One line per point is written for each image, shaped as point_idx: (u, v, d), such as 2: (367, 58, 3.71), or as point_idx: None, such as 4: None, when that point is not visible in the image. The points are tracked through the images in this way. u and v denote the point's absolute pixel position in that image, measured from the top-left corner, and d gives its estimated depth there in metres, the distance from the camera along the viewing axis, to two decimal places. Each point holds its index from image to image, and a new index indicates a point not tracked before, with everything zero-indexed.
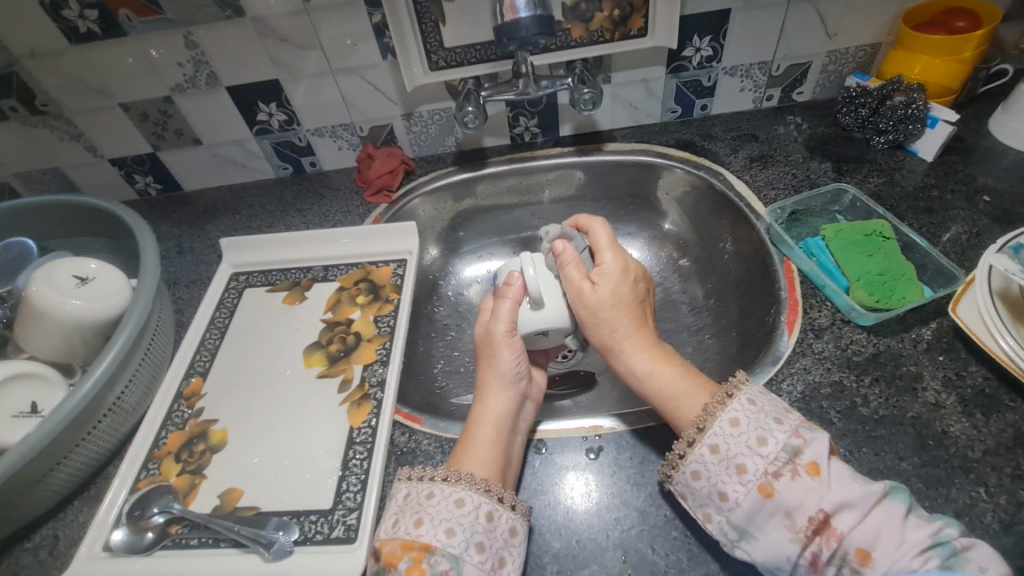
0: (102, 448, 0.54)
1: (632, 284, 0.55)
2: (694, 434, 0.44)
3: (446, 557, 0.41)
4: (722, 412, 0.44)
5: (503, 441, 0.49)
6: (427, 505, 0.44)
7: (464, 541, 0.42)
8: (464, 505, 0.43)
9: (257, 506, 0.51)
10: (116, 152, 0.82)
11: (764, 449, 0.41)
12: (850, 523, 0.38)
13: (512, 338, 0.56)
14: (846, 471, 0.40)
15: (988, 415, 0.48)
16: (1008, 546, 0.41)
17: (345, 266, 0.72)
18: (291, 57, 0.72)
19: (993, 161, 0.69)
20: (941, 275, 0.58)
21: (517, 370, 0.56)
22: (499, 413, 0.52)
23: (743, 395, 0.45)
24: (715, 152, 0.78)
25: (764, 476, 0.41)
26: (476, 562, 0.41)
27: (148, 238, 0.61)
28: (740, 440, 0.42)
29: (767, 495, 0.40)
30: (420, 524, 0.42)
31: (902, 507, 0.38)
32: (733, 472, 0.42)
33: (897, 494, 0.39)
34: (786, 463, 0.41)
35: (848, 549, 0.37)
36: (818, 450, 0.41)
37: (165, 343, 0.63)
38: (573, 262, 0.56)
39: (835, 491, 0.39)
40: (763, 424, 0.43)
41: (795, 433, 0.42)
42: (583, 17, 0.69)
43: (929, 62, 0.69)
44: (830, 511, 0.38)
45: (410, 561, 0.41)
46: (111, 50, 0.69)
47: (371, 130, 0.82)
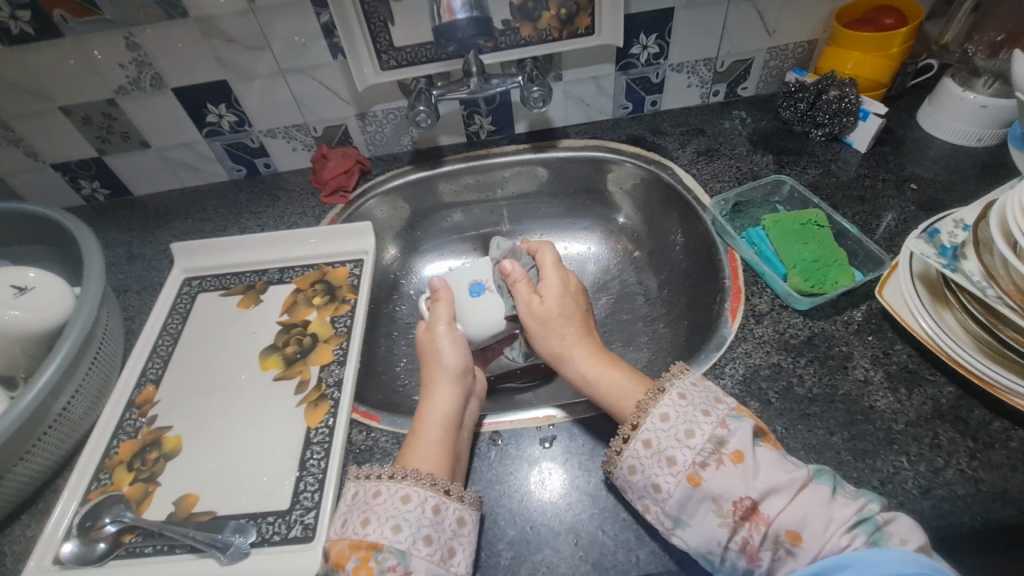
0: (49, 460, 0.53)
1: (574, 297, 0.58)
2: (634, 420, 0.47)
3: (393, 553, 0.41)
4: (653, 410, 0.46)
5: (452, 437, 0.50)
6: (374, 503, 0.44)
7: (411, 536, 0.42)
8: (411, 501, 0.44)
9: (213, 510, 0.51)
10: (59, 157, 0.79)
11: (692, 440, 0.44)
12: (777, 508, 0.40)
13: (455, 332, 0.58)
14: (772, 457, 0.42)
15: (910, 389, 0.52)
16: (925, 509, 0.45)
17: (302, 268, 0.72)
18: (238, 58, 0.71)
19: (921, 152, 0.74)
20: (870, 260, 0.62)
21: (463, 367, 0.56)
22: (445, 408, 0.52)
23: (673, 390, 0.47)
24: (665, 147, 0.80)
25: (692, 467, 0.43)
26: (425, 555, 0.42)
27: (92, 245, 0.60)
28: (670, 434, 0.45)
29: (695, 485, 0.42)
30: (366, 524, 0.43)
31: (827, 490, 0.41)
32: (664, 465, 0.44)
33: (820, 477, 0.42)
34: (712, 454, 0.43)
35: (779, 533, 0.40)
36: (741, 438, 0.43)
37: (115, 351, 0.62)
38: (521, 280, 0.59)
39: (761, 477, 0.41)
40: (693, 418, 0.45)
41: (720, 424, 0.44)
42: (532, 16, 0.70)
43: (861, 58, 0.73)
44: (757, 498, 0.40)
45: (357, 561, 0.41)
46: (47, 51, 0.67)
47: (325, 131, 0.81)
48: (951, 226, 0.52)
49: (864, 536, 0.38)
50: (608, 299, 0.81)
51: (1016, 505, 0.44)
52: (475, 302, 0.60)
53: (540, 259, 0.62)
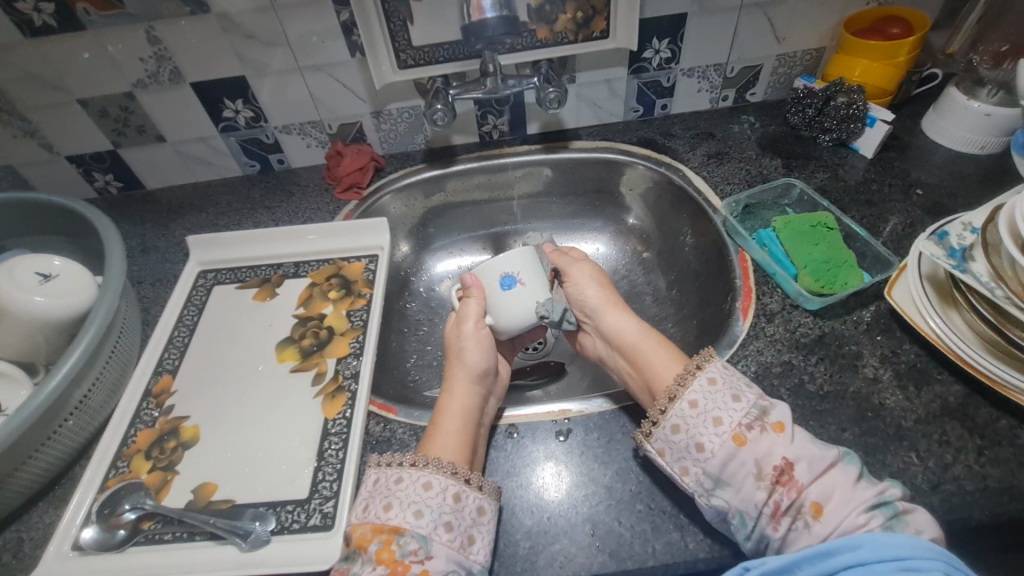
0: (67, 448, 0.53)
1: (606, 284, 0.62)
2: (665, 403, 0.47)
3: (415, 537, 0.43)
4: (699, 375, 0.47)
5: (472, 428, 0.51)
6: (396, 489, 0.45)
7: (432, 522, 0.44)
8: (432, 488, 0.45)
9: (232, 499, 0.51)
10: (74, 149, 0.80)
11: (738, 404, 0.45)
12: (808, 476, 0.42)
13: (480, 331, 0.59)
14: (807, 435, 0.44)
15: (919, 387, 0.53)
16: (935, 503, 0.46)
17: (317, 262, 0.73)
18: (257, 54, 0.72)
19: (926, 158, 0.75)
20: (878, 261, 0.64)
21: (487, 364, 0.58)
22: (466, 402, 0.54)
23: (709, 370, 0.48)
24: (675, 149, 0.82)
25: (738, 427, 0.44)
26: (446, 541, 0.43)
27: (113, 235, 0.60)
28: (718, 396, 0.46)
29: (740, 445, 0.44)
30: (388, 509, 0.44)
31: (854, 470, 0.42)
32: (710, 425, 0.45)
33: (849, 458, 0.43)
34: (757, 419, 0.44)
35: (805, 503, 0.41)
36: (782, 413, 0.45)
37: (132, 341, 0.62)
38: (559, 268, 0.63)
39: (799, 446, 0.43)
40: (737, 385, 0.47)
41: (763, 396, 0.46)
42: (548, 18, 0.71)
43: (868, 66, 0.75)
44: (792, 462, 0.42)
45: (380, 544, 0.43)
46: (68, 44, 0.68)
47: (340, 128, 0.82)
48: (960, 229, 0.53)
49: (882, 516, 0.39)
50: None
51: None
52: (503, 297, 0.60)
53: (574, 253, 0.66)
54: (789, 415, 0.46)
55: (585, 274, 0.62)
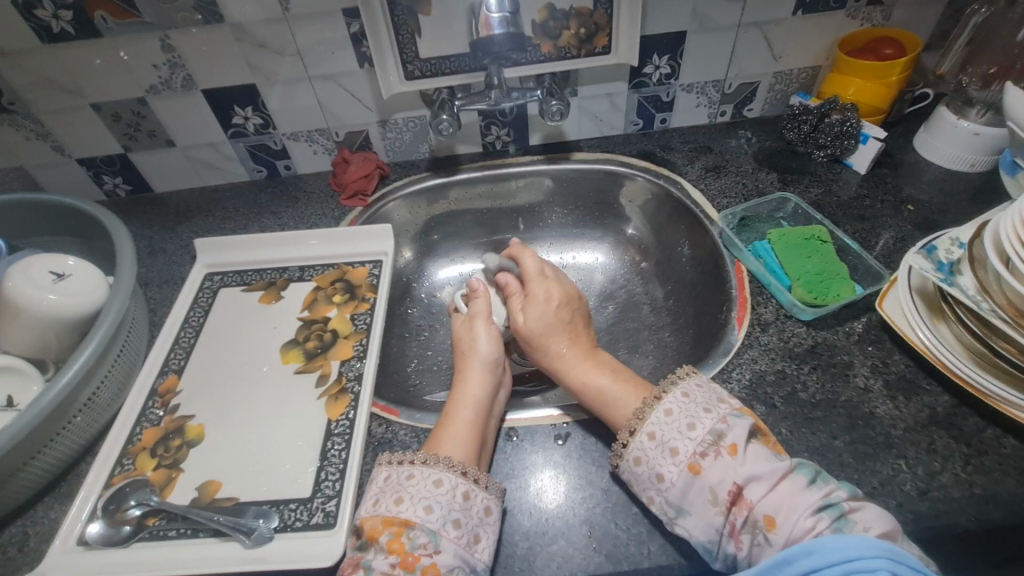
0: (73, 445, 0.54)
1: (555, 308, 0.63)
2: (632, 426, 0.50)
3: (425, 531, 0.44)
4: (658, 405, 0.50)
5: (480, 417, 0.54)
6: (407, 484, 0.47)
7: (441, 517, 0.45)
8: (442, 485, 0.47)
9: (236, 497, 0.52)
10: (85, 152, 0.81)
11: (693, 432, 0.47)
12: (759, 494, 0.43)
13: (490, 325, 0.64)
14: (763, 451, 0.45)
15: (909, 397, 0.54)
16: (922, 510, 0.47)
17: (321, 266, 0.74)
18: (267, 62, 0.74)
19: (918, 175, 0.77)
20: (870, 274, 0.65)
21: (496, 357, 0.61)
22: (476, 391, 0.57)
23: (678, 389, 0.50)
24: (673, 162, 0.84)
25: (693, 457, 0.46)
26: (453, 537, 0.44)
27: (124, 237, 0.62)
28: (673, 426, 0.48)
29: (695, 473, 0.45)
30: (400, 502, 0.46)
31: (804, 480, 0.43)
32: (666, 456, 0.47)
33: (801, 469, 0.44)
34: (711, 445, 0.46)
35: (758, 517, 0.43)
36: (738, 433, 0.46)
37: (139, 341, 0.64)
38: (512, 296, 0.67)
39: (748, 467, 0.44)
40: (693, 412, 0.48)
41: (721, 419, 0.47)
42: (552, 34, 0.74)
43: (862, 85, 0.77)
44: (742, 484, 0.44)
45: (390, 535, 0.44)
46: (84, 50, 0.69)
47: (346, 136, 0.84)
48: (948, 243, 0.55)
49: (828, 520, 0.41)
50: (614, 307, 0.83)
51: (1007, 508, 0.47)
52: (500, 298, 0.68)
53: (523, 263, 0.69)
54: (747, 432, 0.46)
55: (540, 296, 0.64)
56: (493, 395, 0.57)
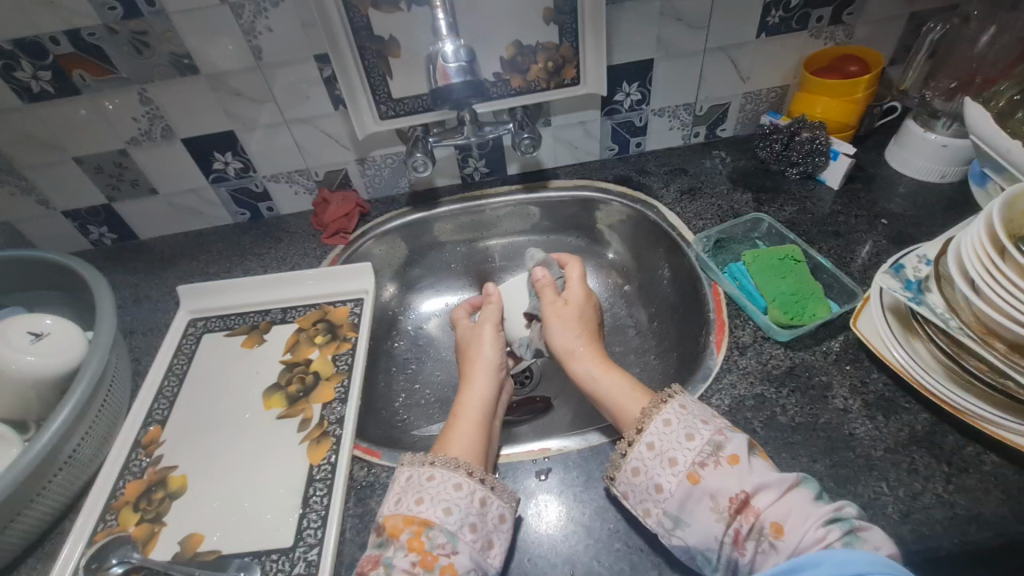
0: (55, 504, 0.54)
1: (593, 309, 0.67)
2: (633, 435, 0.50)
3: (443, 532, 0.46)
4: (659, 413, 0.50)
5: (484, 425, 0.57)
6: (428, 485, 0.49)
7: (459, 520, 0.47)
8: (461, 489, 0.49)
9: (218, 550, 0.52)
10: (70, 204, 0.83)
11: (692, 443, 0.47)
12: (766, 503, 0.43)
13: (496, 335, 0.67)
14: (764, 465, 0.46)
15: (888, 417, 0.54)
16: (905, 533, 0.47)
17: (304, 307, 0.75)
18: (243, 110, 0.75)
19: (891, 188, 0.78)
20: (845, 292, 0.65)
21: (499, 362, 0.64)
22: (482, 402, 0.60)
23: (659, 414, 0.50)
24: (650, 185, 0.85)
25: (692, 466, 0.46)
26: (469, 541, 0.46)
27: (104, 290, 0.62)
28: (672, 437, 0.48)
29: (695, 482, 0.46)
30: (421, 502, 0.48)
31: (811, 494, 0.44)
32: (666, 466, 0.47)
33: (807, 483, 0.45)
34: (711, 455, 0.46)
35: (764, 524, 0.43)
36: (739, 445, 0.46)
37: (122, 392, 0.64)
38: (549, 287, 0.68)
39: (754, 477, 0.44)
40: (692, 423, 0.49)
41: (719, 431, 0.48)
42: (521, 68, 0.75)
43: (828, 103, 0.78)
44: (749, 492, 0.44)
45: (411, 533, 0.46)
46: (64, 106, 0.71)
47: (326, 175, 0.85)
48: (915, 261, 0.55)
49: (838, 531, 0.40)
50: None
51: (991, 528, 0.46)
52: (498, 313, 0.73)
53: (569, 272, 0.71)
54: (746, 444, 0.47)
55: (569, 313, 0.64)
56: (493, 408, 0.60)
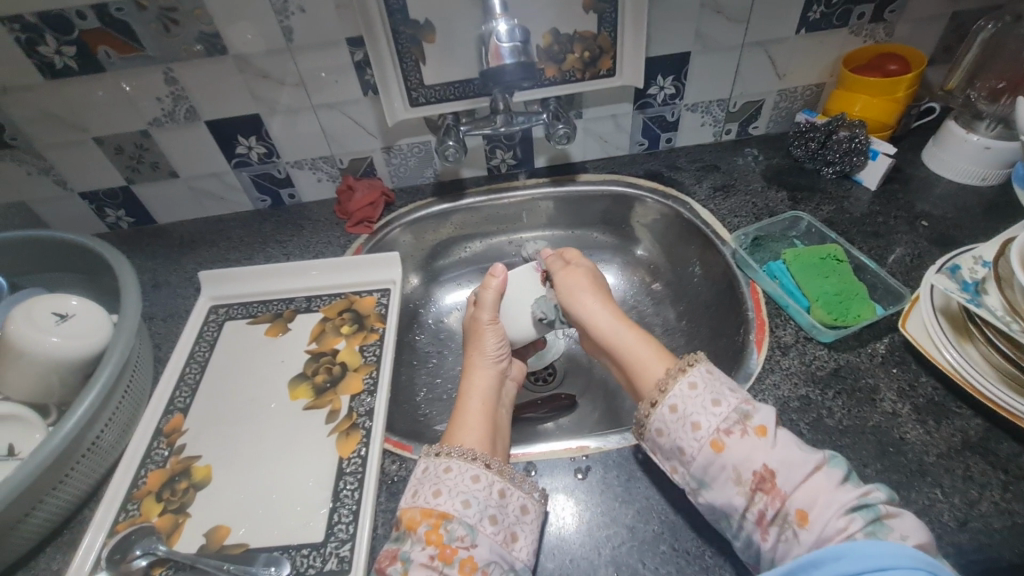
0: (75, 493, 0.52)
1: (597, 283, 0.65)
2: (655, 396, 0.49)
3: (462, 525, 0.45)
4: (683, 376, 0.49)
5: (489, 414, 0.56)
6: (445, 477, 0.48)
7: (479, 513, 0.46)
8: (479, 481, 0.47)
9: (245, 543, 0.50)
10: (88, 186, 0.81)
11: (718, 408, 0.46)
12: (792, 483, 0.42)
13: (496, 325, 0.64)
14: (791, 438, 0.45)
15: (939, 421, 0.53)
16: (963, 542, 0.45)
17: (328, 296, 0.73)
18: (271, 93, 0.73)
19: (929, 190, 0.76)
20: (890, 294, 0.64)
21: (501, 352, 0.63)
22: (484, 390, 0.59)
23: (689, 377, 0.49)
24: (681, 182, 0.83)
25: (716, 433, 0.45)
26: (489, 533, 0.45)
27: (129, 273, 0.60)
28: (697, 399, 0.47)
29: (717, 451, 0.45)
30: (438, 494, 0.46)
31: (839, 472, 0.43)
32: (688, 430, 0.46)
33: (835, 462, 0.44)
34: (737, 423, 0.45)
35: (790, 510, 0.41)
36: (766, 416, 0.46)
37: (144, 379, 0.62)
38: (556, 265, 0.67)
39: (779, 451, 0.44)
40: (719, 389, 0.48)
41: (746, 401, 0.47)
42: (557, 58, 0.74)
43: (868, 101, 0.77)
44: (773, 468, 0.43)
45: (428, 526, 0.45)
46: (88, 84, 0.69)
47: (350, 163, 0.84)
48: (970, 262, 0.54)
49: (861, 522, 0.39)
50: None
51: None
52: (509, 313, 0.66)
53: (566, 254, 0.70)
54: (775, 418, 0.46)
55: (578, 275, 0.65)
56: (497, 396, 0.60)
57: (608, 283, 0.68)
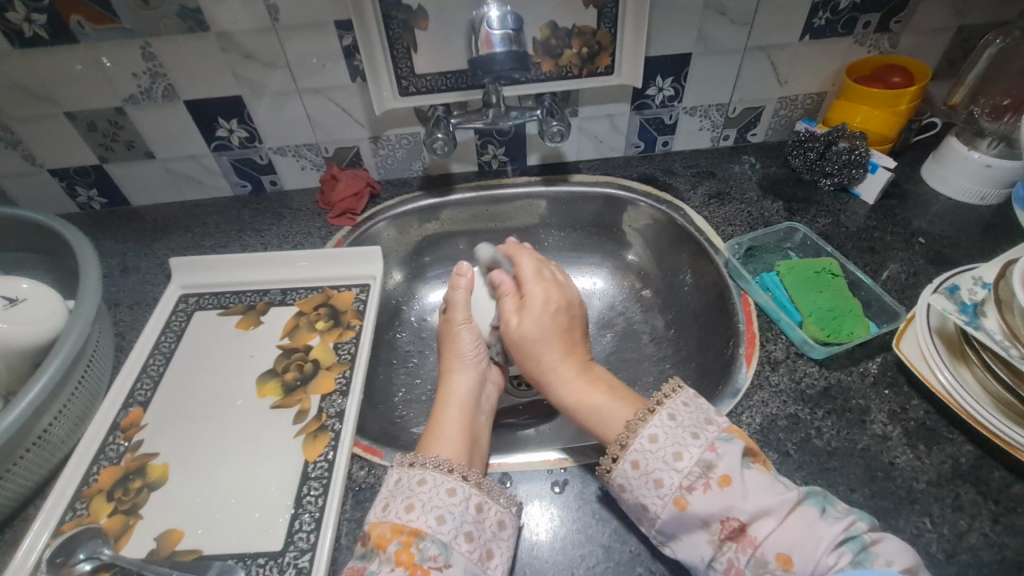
0: (19, 489, 0.49)
1: (552, 316, 0.58)
2: (616, 452, 0.46)
3: (435, 543, 0.42)
4: (642, 431, 0.46)
5: (468, 423, 0.54)
6: (418, 491, 0.45)
7: (453, 529, 0.43)
8: (455, 495, 0.45)
9: (199, 549, 0.47)
10: (58, 163, 0.77)
11: (679, 463, 0.43)
12: (765, 530, 0.40)
13: (472, 324, 0.61)
14: (761, 478, 0.42)
15: (930, 447, 0.51)
16: (951, 575, 0.43)
17: (305, 289, 0.70)
18: (254, 74, 0.70)
19: (927, 207, 0.75)
20: (884, 312, 0.62)
21: (479, 351, 0.60)
22: (462, 400, 0.56)
23: (663, 410, 0.46)
24: (676, 187, 0.81)
25: (679, 490, 0.43)
26: (465, 551, 0.43)
27: (90, 257, 0.57)
28: (658, 456, 0.44)
29: (683, 508, 0.42)
30: (411, 509, 0.44)
31: (815, 512, 0.41)
32: (651, 487, 0.44)
33: (809, 499, 0.42)
34: (699, 478, 0.43)
35: (767, 556, 0.40)
36: (730, 462, 0.43)
37: (102, 369, 0.59)
38: (510, 294, 0.61)
39: (751, 500, 0.41)
40: (681, 440, 0.45)
41: (710, 447, 0.44)
42: (554, 52, 0.71)
43: (869, 112, 0.75)
44: (745, 519, 0.41)
45: (399, 544, 0.42)
46: (59, 56, 0.65)
47: (336, 152, 0.80)
48: (970, 283, 0.52)
49: (850, 554, 0.38)
50: (613, 336, 0.79)
51: None
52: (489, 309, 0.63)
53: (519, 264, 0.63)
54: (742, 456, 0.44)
55: (528, 317, 0.58)
56: (475, 405, 0.57)
57: (572, 302, 0.61)
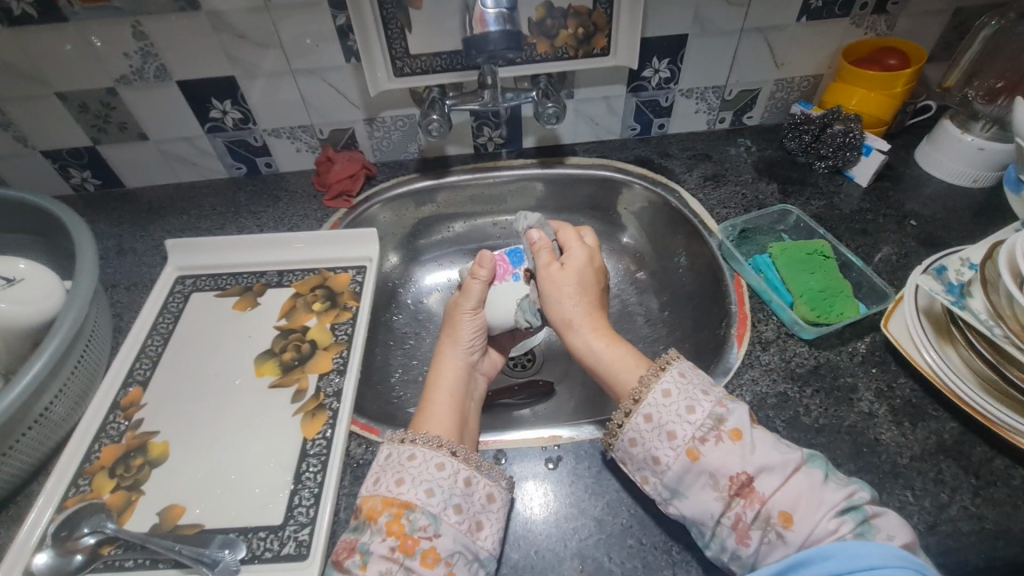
0: (21, 466, 0.50)
1: (594, 274, 0.60)
2: (630, 404, 0.47)
3: (425, 514, 0.43)
4: (637, 408, 0.46)
5: (457, 408, 0.54)
6: (408, 465, 0.46)
7: (442, 502, 0.44)
8: (444, 469, 0.46)
9: (200, 523, 0.48)
10: (50, 144, 0.76)
11: (693, 416, 0.44)
12: (771, 487, 0.41)
13: (477, 315, 0.61)
14: (768, 439, 0.44)
15: (915, 423, 0.52)
16: (931, 545, 0.45)
17: (301, 271, 0.70)
18: (247, 55, 0.69)
19: (919, 190, 0.75)
20: (874, 293, 0.63)
21: (475, 342, 0.61)
22: (451, 385, 0.56)
23: (658, 386, 0.47)
24: (671, 169, 0.81)
25: (692, 441, 0.44)
26: (454, 522, 0.44)
27: (86, 237, 0.57)
28: (672, 409, 0.45)
29: (694, 459, 0.43)
30: (401, 483, 0.45)
31: (819, 473, 0.42)
32: (664, 439, 0.45)
33: (814, 462, 0.43)
34: (711, 430, 0.44)
35: (771, 513, 0.40)
36: (740, 419, 0.44)
37: (101, 349, 0.59)
38: (546, 249, 0.60)
39: (758, 455, 0.42)
40: (694, 395, 0.46)
41: (720, 403, 0.45)
42: (549, 33, 0.71)
43: (865, 95, 0.75)
44: (752, 473, 0.42)
45: (390, 516, 0.43)
46: (49, 35, 0.64)
47: (331, 134, 0.80)
48: (958, 265, 0.53)
49: (851, 524, 0.39)
50: (608, 318, 0.80)
51: (1019, 544, 0.45)
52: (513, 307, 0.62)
53: (563, 235, 0.63)
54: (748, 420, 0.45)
55: (571, 274, 0.58)
56: (464, 392, 0.57)
57: (605, 275, 0.63)
